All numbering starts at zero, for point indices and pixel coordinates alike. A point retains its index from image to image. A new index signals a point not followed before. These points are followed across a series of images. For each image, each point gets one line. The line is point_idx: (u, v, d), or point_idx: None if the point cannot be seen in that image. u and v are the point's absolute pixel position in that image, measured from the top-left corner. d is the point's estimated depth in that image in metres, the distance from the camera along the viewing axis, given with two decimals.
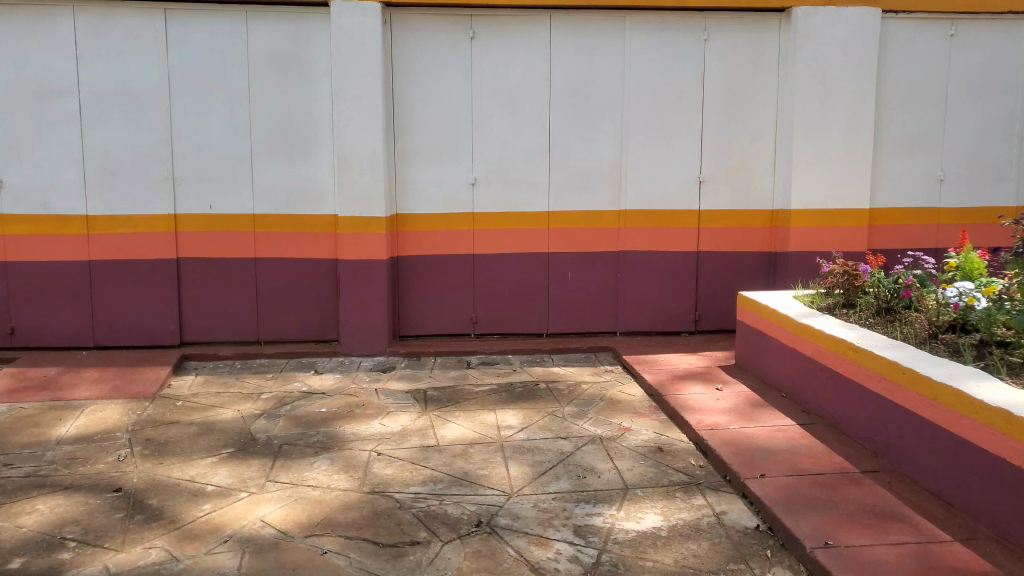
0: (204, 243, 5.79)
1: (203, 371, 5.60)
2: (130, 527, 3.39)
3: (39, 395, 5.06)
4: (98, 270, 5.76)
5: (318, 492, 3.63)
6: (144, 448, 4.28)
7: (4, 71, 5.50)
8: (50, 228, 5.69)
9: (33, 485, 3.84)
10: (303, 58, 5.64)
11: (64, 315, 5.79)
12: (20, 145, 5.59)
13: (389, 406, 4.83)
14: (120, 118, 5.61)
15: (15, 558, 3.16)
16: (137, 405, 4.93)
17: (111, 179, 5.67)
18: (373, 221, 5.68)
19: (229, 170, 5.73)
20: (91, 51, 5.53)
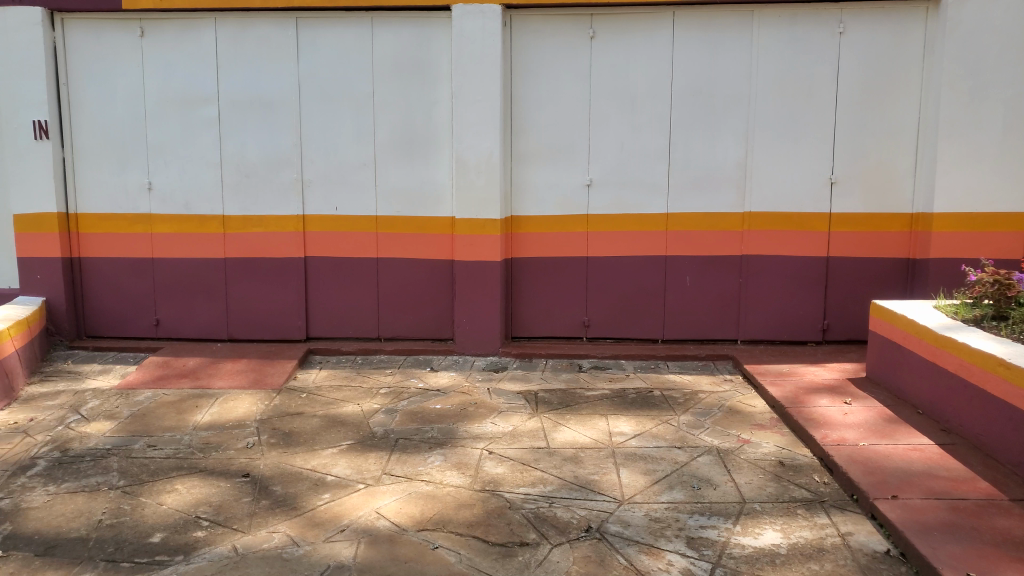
0: (329, 243, 6.04)
1: (326, 365, 5.85)
2: (257, 511, 3.58)
3: (180, 383, 5.44)
4: (233, 267, 6.12)
5: (430, 488, 3.70)
6: (272, 437, 4.51)
7: (154, 81, 5.94)
8: (191, 228, 6.09)
9: (173, 467, 4.13)
10: (426, 63, 5.77)
11: (202, 309, 6.19)
12: (167, 149, 6.01)
13: (502, 406, 4.86)
14: (255, 123, 5.93)
15: (156, 533, 3.40)
16: (266, 395, 5.20)
17: (246, 181, 6.01)
18: (490, 222, 5.75)
19: (353, 172, 5.94)
20: (231, 60, 5.88)
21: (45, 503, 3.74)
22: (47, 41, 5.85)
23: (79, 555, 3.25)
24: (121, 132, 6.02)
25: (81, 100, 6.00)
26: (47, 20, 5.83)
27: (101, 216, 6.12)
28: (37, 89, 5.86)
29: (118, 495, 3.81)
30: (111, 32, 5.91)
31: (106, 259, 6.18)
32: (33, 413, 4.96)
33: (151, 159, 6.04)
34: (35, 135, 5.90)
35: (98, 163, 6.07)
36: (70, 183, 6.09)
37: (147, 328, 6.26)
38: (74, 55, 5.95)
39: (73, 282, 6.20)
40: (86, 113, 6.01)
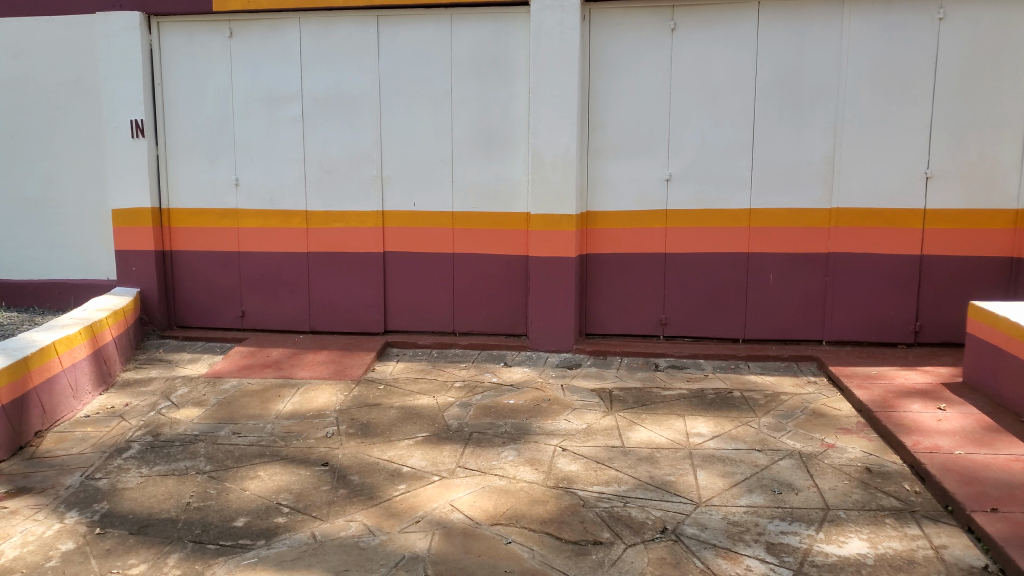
0: (408, 238, 6.12)
1: (403, 358, 5.95)
2: (336, 500, 3.67)
3: (264, 372, 5.62)
4: (314, 261, 6.28)
5: (504, 482, 3.71)
6: (350, 427, 4.61)
7: (242, 80, 6.15)
8: (276, 223, 6.28)
9: (257, 454, 4.27)
10: (505, 58, 5.78)
11: (284, 301, 6.38)
12: (253, 146, 6.22)
13: (576, 403, 4.83)
14: (337, 120, 6.07)
15: (240, 518, 3.52)
16: (345, 387, 5.32)
17: (328, 178, 6.15)
18: (567, 218, 5.72)
19: (431, 169, 6.01)
20: (314, 60, 6.03)
21: (138, 484, 3.92)
22: (143, 44, 6.13)
23: (169, 535, 3.40)
24: (210, 130, 6.25)
25: (174, 100, 6.26)
26: (143, 24, 6.11)
27: (191, 211, 6.38)
28: (134, 90, 6.15)
29: (206, 479, 3.97)
30: (202, 34, 6.15)
31: (195, 252, 6.44)
32: (128, 398, 5.22)
33: (238, 155, 6.25)
34: (132, 133, 6.20)
35: (189, 160, 6.33)
36: (163, 179, 6.37)
37: (233, 320, 6.49)
38: (168, 57, 6.22)
39: (166, 274, 6.48)
40: (179, 112, 6.27)
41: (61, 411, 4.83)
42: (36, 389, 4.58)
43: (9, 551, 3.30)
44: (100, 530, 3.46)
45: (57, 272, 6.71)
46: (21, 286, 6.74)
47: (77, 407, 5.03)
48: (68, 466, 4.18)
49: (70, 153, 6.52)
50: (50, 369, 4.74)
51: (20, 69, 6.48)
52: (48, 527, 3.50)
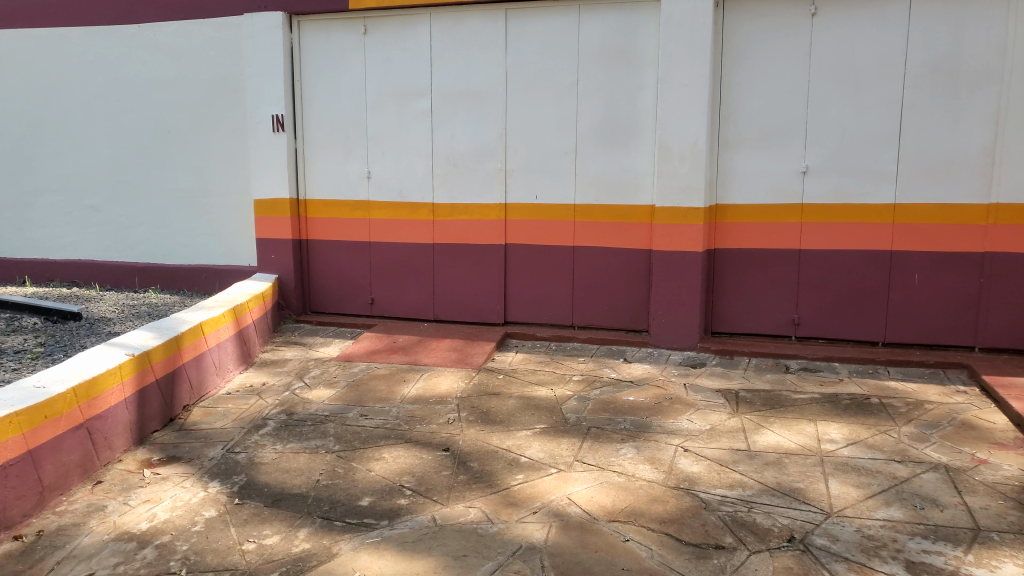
0: (531, 230, 6.15)
1: (523, 349, 5.99)
2: (456, 485, 3.74)
3: (390, 358, 5.81)
4: (440, 252, 6.43)
5: (623, 479, 3.66)
6: (470, 415, 4.69)
7: (375, 76, 6.36)
8: (404, 214, 6.47)
9: (382, 436, 4.41)
10: (633, 49, 5.68)
11: (410, 290, 6.58)
12: (384, 139, 6.43)
13: (699, 403, 4.70)
14: (464, 114, 6.17)
15: (365, 497, 3.66)
16: (467, 375, 5.41)
17: (455, 171, 6.27)
18: (693, 211, 5.57)
19: (555, 161, 6.00)
20: (443, 54, 6.15)
21: (273, 459, 4.16)
22: (285, 43, 6.46)
23: (300, 509, 3.57)
24: (344, 124, 6.51)
25: (312, 95, 6.57)
26: (286, 23, 6.44)
27: (326, 202, 6.68)
28: (277, 87, 6.50)
29: (334, 458, 4.15)
30: (339, 32, 6.41)
31: (329, 241, 6.75)
32: (266, 377, 5.54)
33: (370, 149, 6.48)
34: (273, 128, 6.55)
35: (324, 153, 6.62)
36: (301, 171, 6.70)
37: (362, 307, 6.76)
38: (307, 55, 6.53)
39: (301, 261, 6.83)
40: (316, 107, 6.58)
41: (207, 387, 5.20)
42: (186, 366, 4.94)
43: (160, 514, 3.58)
44: (239, 500, 3.69)
45: (205, 258, 7.21)
46: (174, 271, 7.30)
47: (221, 384, 5.40)
48: (212, 439, 4.48)
49: (219, 147, 6.98)
50: (199, 347, 5.11)
51: (177, 69, 6.99)
52: (194, 494, 3.77)
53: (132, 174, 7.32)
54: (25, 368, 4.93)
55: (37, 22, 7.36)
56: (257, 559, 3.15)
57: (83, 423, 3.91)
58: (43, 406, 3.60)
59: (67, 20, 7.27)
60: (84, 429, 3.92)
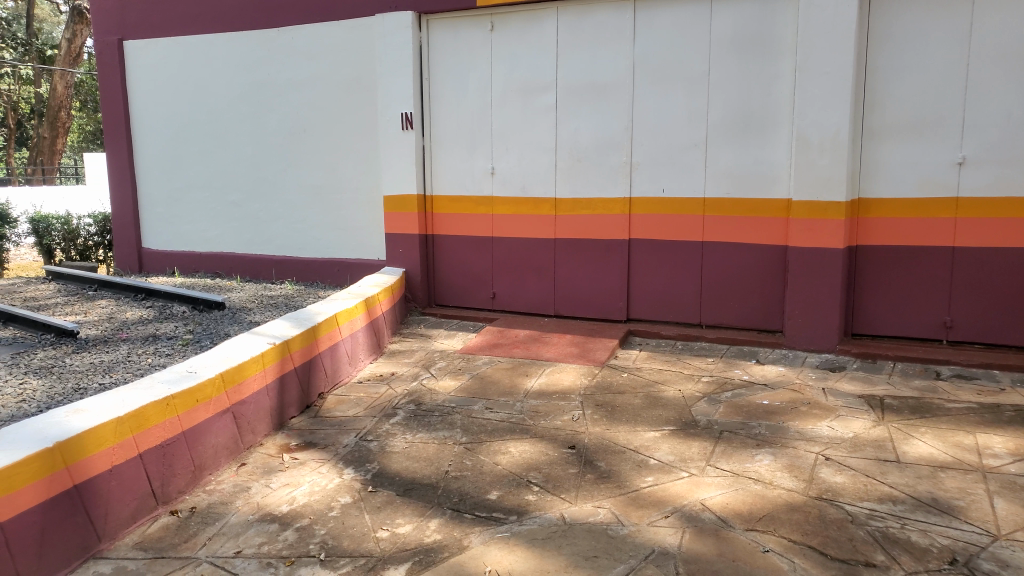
0: (657, 225, 6.01)
1: (646, 347, 5.86)
2: (584, 484, 3.69)
3: (512, 352, 5.83)
4: (563, 247, 6.40)
5: (760, 487, 3.49)
6: (595, 412, 4.62)
7: (501, 72, 6.40)
8: (528, 209, 6.47)
9: (507, 430, 4.42)
10: (769, 36, 5.43)
11: (532, 286, 6.58)
12: (509, 135, 6.45)
13: (840, 409, 4.43)
14: (588, 108, 6.09)
15: (493, 491, 3.68)
16: (590, 371, 5.34)
17: (579, 165, 6.21)
18: (833, 206, 5.27)
19: (683, 154, 5.83)
20: (570, 48, 6.10)
21: (404, 448, 4.26)
22: (414, 42, 6.60)
23: (431, 500, 3.63)
24: (470, 120, 6.59)
25: (439, 93, 6.68)
26: (415, 23, 6.58)
27: (451, 197, 6.78)
28: (405, 85, 6.66)
29: (462, 450, 4.19)
30: (467, 29, 6.48)
31: (454, 236, 6.86)
32: (394, 368, 5.69)
33: (495, 145, 6.52)
34: (402, 126, 6.72)
35: (450, 150, 6.73)
36: (427, 167, 6.83)
37: (485, 301, 6.83)
38: (435, 53, 6.64)
39: (427, 256, 6.99)
40: (443, 105, 6.68)
41: (340, 376, 5.40)
42: (322, 355, 5.15)
43: (299, 497, 3.73)
44: (372, 488, 3.79)
45: (336, 252, 7.50)
46: (308, 264, 7.63)
47: (353, 373, 5.59)
48: (345, 426, 4.64)
49: (350, 145, 7.23)
50: (333, 338, 5.30)
51: (312, 70, 7.29)
52: (330, 480, 3.91)
53: (270, 171, 7.70)
54: (178, 353, 5.29)
55: (189, 30, 7.89)
56: (391, 547, 3.22)
57: (229, 407, 4.13)
58: (195, 389, 3.83)
59: (214, 27, 7.74)
60: (230, 413, 4.14)
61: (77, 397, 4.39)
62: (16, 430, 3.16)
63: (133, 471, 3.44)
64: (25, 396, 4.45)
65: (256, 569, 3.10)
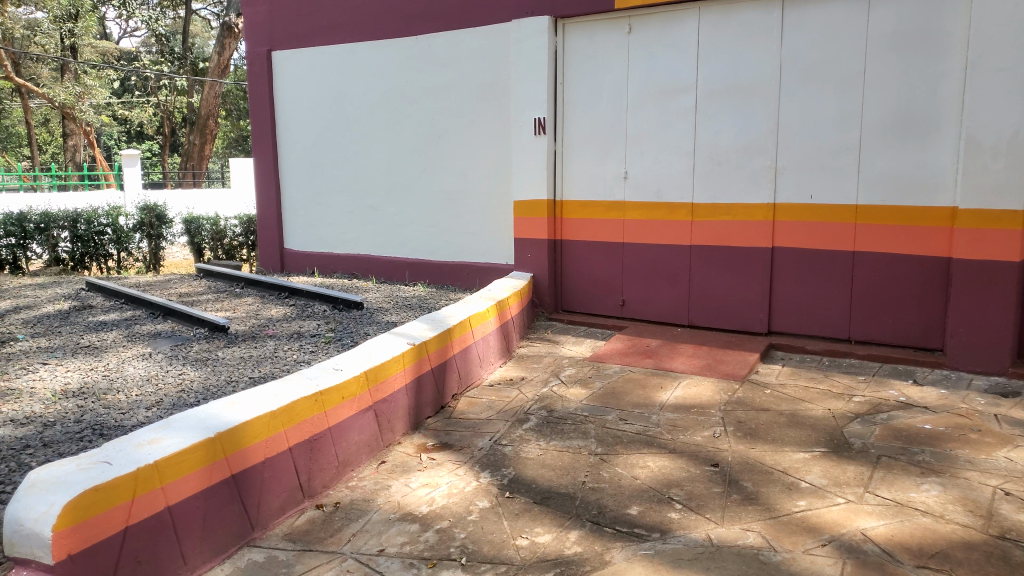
0: (802, 233, 5.71)
1: (789, 362, 5.57)
2: (729, 504, 3.52)
3: (644, 361, 5.69)
4: (698, 255, 6.19)
5: (928, 520, 3.21)
6: (737, 429, 4.42)
7: (638, 74, 6.26)
8: (662, 215, 6.31)
9: (644, 442, 4.30)
10: (934, 32, 5.04)
11: (664, 294, 6.41)
12: (644, 139, 6.31)
13: (1016, 438, 4.03)
14: (730, 111, 5.87)
15: (634, 506, 3.57)
16: (728, 385, 5.12)
17: (718, 169, 5.99)
18: (1006, 215, 4.83)
19: (834, 158, 5.50)
20: (712, 49, 5.90)
21: (538, 455, 4.22)
22: (550, 46, 6.58)
23: (569, 510, 3.56)
24: (604, 124, 6.49)
25: (572, 97, 6.63)
26: (552, 27, 6.56)
27: (582, 202, 6.71)
28: (539, 90, 6.65)
29: (597, 460, 4.11)
30: (603, 32, 6.40)
31: (583, 242, 6.78)
32: (524, 372, 5.68)
33: (629, 149, 6.40)
34: (535, 131, 6.70)
35: (582, 154, 6.65)
36: (559, 172, 6.79)
37: (614, 308, 6.71)
38: (570, 57, 6.59)
39: (555, 261, 6.95)
40: (576, 108, 6.62)
41: (472, 378, 5.44)
42: (456, 356, 5.20)
43: (438, 499, 3.76)
44: (510, 494, 3.77)
45: (467, 256, 7.59)
46: (439, 267, 7.78)
47: (484, 375, 5.63)
48: (479, 429, 4.66)
49: (482, 149, 7.31)
50: (466, 340, 5.35)
51: (448, 76, 7.42)
52: (468, 483, 3.92)
53: (406, 176, 7.91)
54: (320, 350, 5.49)
55: (333, 39, 8.23)
56: (531, 557, 3.18)
57: (371, 405, 4.23)
58: (340, 387, 3.94)
59: (356, 36, 8.03)
60: (372, 411, 4.24)
61: (231, 390, 4.63)
62: (180, 419, 3.34)
63: (284, 463, 3.56)
64: (185, 386, 4.73)
65: (399, 569, 3.13)
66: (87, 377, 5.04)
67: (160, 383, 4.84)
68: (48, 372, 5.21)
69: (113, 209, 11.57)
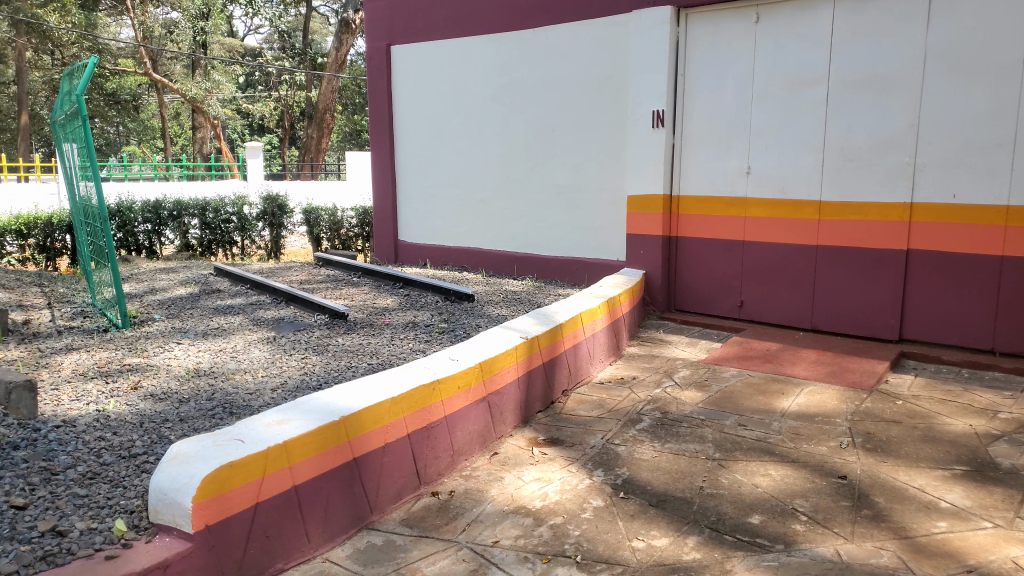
0: (941, 235, 5.34)
1: (923, 372, 5.22)
2: (860, 520, 3.33)
3: (763, 366, 5.47)
4: (824, 255, 5.90)
5: None
6: (866, 441, 4.18)
7: (765, 65, 6.02)
8: (786, 213, 6.05)
9: (764, 450, 4.13)
10: None
11: (786, 296, 6.16)
12: (770, 133, 6.06)
13: None
14: (865, 103, 5.55)
15: (755, 515, 3.43)
16: (856, 395, 4.85)
17: (850, 166, 5.68)
18: None
19: (983, 155, 5.11)
20: (848, 38, 5.59)
21: (653, 457, 4.13)
22: (672, 37, 6.42)
23: (686, 515, 3.47)
24: (726, 118, 6.27)
25: (692, 89, 6.44)
26: (674, 17, 6.39)
27: (700, 198, 6.52)
28: (658, 82, 6.50)
29: (714, 466, 3.98)
30: (728, 22, 6.19)
31: (700, 239, 6.60)
32: (636, 372, 5.59)
33: (752, 143, 6.16)
34: (653, 123, 6.55)
35: (701, 148, 6.46)
36: (677, 167, 6.63)
37: (731, 309, 6.51)
38: (692, 49, 6.41)
39: (670, 258, 6.80)
40: (696, 101, 6.43)
41: (581, 375, 5.40)
42: (567, 352, 5.17)
43: (551, 494, 3.73)
44: (625, 494, 3.71)
45: (577, 251, 7.54)
46: (549, 262, 7.78)
47: (593, 373, 5.57)
48: (591, 427, 4.60)
49: (597, 144, 7.23)
50: (577, 336, 5.31)
51: (564, 69, 7.38)
52: (581, 480, 3.88)
53: (519, 169, 7.94)
54: (434, 341, 5.58)
55: (451, 33, 8.34)
56: (648, 559, 3.10)
57: (485, 396, 4.26)
58: (457, 377, 3.98)
59: (474, 30, 8.11)
60: (485, 403, 4.26)
61: (350, 375, 4.77)
62: (307, 402, 3.45)
63: (402, 450, 3.63)
64: (307, 370, 4.92)
65: (514, 561, 3.12)
66: (217, 358, 5.32)
67: (284, 366, 5.04)
68: (182, 351, 5.54)
69: (239, 199, 12.17)
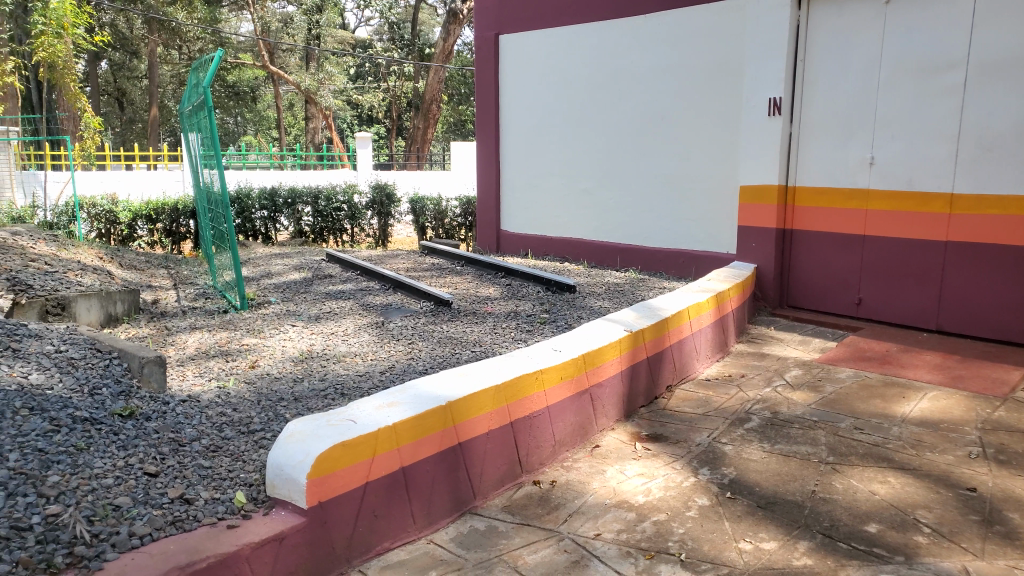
0: None
1: None
2: (990, 536, 3.11)
3: (882, 368, 5.19)
4: (953, 252, 5.54)
5: None
6: (998, 453, 3.90)
7: (894, 49, 5.68)
8: (912, 206, 5.70)
9: (882, 456, 3.92)
10: None
11: (909, 294, 5.82)
12: (897, 120, 5.72)
13: None
14: (1009, 88, 5.14)
15: (872, 523, 3.26)
16: (986, 403, 4.53)
17: (987, 156, 5.29)
18: None
19: None
20: (990, 18, 5.19)
21: (762, 458, 4.00)
22: (792, 21, 6.15)
23: (797, 519, 3.34)
24: (849, 105, 5.97)
25: (813, 75, 6.16)
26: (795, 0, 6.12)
27: (818, 189, 6.24)
28: (776, 68, 6.26)
29: (828, 470, 3.81)
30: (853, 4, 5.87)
31: (816, 233, 6.32)
32: (743, 369, 5.42)
33: (878, 132, 5.84)
34: (770, 111, 6.34)
35: (820, 137, 6.17)
36: (793, 157, 6.37)
37: (848, 306, 6.21)
38: (813, 33, 6.12)
39: (783, 252, 6.55)
40: (817, 88, 6.14)
41: (686, 370, 5.29)
42: (672, 346, 5.07)
43: (655, 490, 3.67)
44: (732, 494, 3.60)
45: (683, 243, 7.38)
46: (653, 254, 7.65)
47: (698, 369, 5.44)
48: (696, 424, 4.50)
49: (707, 133, 7.04)
50: (683, 331, 5.19)
51: (674, 56, 7.23)
52: (686, 478, 3.80)
53: (625, 159, 7.84)
54: (536, 331, 5.59)
55: (561, 21, 8.29)
56: (756, 563, 3.00)
57: (588, 388, 4.23)
58: (560, 367, 3.97)
59: (584, 17, 8.04)
60: (588, 394, 4.24)
61: (454, 362, 4.85)
62: (414, 386, 3.52)
63: (505, 437, 3.66)
64: (414, 355, 5.03)
65: (616, 555, 3.09)
66: (327, 341, 5.52)
67: (391, 350, 5.18)
68: (296, 333, 5.78)
69: (349, 187, 12.56)
